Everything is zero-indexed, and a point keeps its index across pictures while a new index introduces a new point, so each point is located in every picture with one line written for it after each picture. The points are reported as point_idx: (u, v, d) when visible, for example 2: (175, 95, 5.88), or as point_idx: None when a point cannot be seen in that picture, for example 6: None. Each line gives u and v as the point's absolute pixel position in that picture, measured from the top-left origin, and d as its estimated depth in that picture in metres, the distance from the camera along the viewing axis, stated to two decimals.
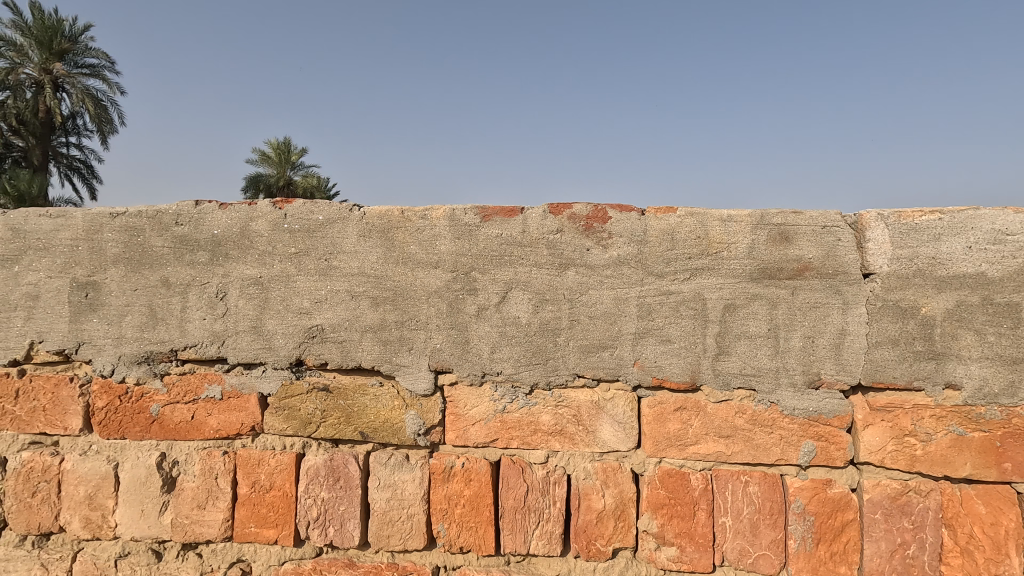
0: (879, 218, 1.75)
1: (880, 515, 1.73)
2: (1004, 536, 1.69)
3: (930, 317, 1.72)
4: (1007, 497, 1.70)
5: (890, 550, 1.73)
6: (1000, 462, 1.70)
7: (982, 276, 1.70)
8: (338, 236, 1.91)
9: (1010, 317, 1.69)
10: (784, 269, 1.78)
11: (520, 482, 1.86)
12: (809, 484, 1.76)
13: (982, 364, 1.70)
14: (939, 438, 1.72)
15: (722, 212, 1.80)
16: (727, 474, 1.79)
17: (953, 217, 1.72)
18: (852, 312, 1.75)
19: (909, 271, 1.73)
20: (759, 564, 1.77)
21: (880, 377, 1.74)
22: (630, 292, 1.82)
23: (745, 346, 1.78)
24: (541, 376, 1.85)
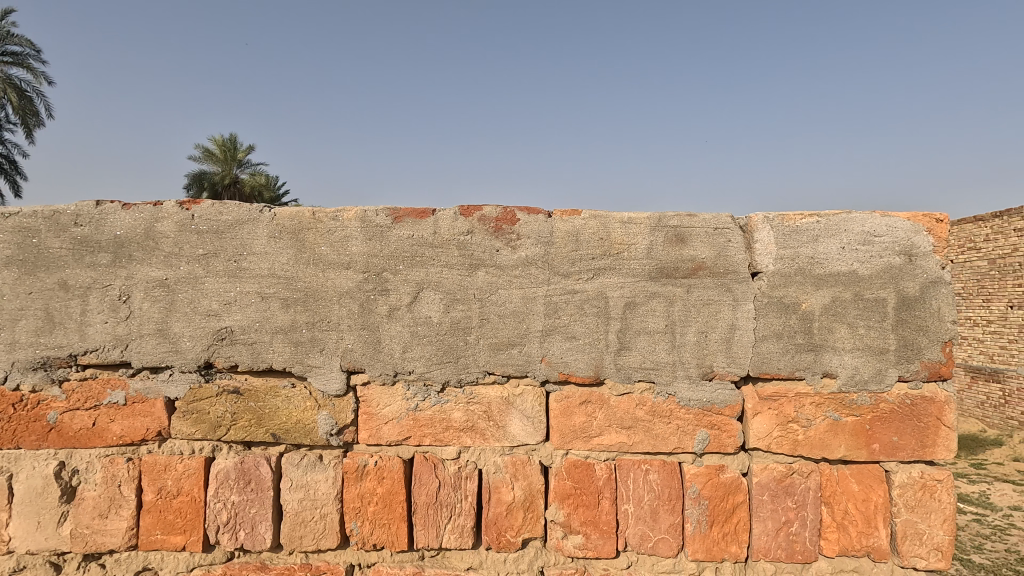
0: (765, 220, 1.89)
1: (767, 497, 1.87)
2: (873, 511, 1.86)
3: (809, 311, 1.86)
4: (877, 475, 1.87)
5: (775, 528, 1.87)
6: (870, 443, 1.86)
7: (854, 274, 1.86)
8: (248, 237, 1.90)
9: (877, 311, 1.86)
10: (679, 268, 1.89)
11: (432, 478, 1.90)
12: (704, 470, 1.88)
13: (854, 354, 1.85)
14: (817, 423, 1.87)
15: (623, 215, 1.91)
16: (629, 464, 1.88)
17: (828, 219, 1.87)
18: (741, 308, 1.88)
19: (791, 269, 1.87)
20: (658, 548, 1.87)
21: (766, 368, 1.87)
22: (537, 291, 1.90)
23: (645, 341, 1.89)
24: (452, 374, 1.89)
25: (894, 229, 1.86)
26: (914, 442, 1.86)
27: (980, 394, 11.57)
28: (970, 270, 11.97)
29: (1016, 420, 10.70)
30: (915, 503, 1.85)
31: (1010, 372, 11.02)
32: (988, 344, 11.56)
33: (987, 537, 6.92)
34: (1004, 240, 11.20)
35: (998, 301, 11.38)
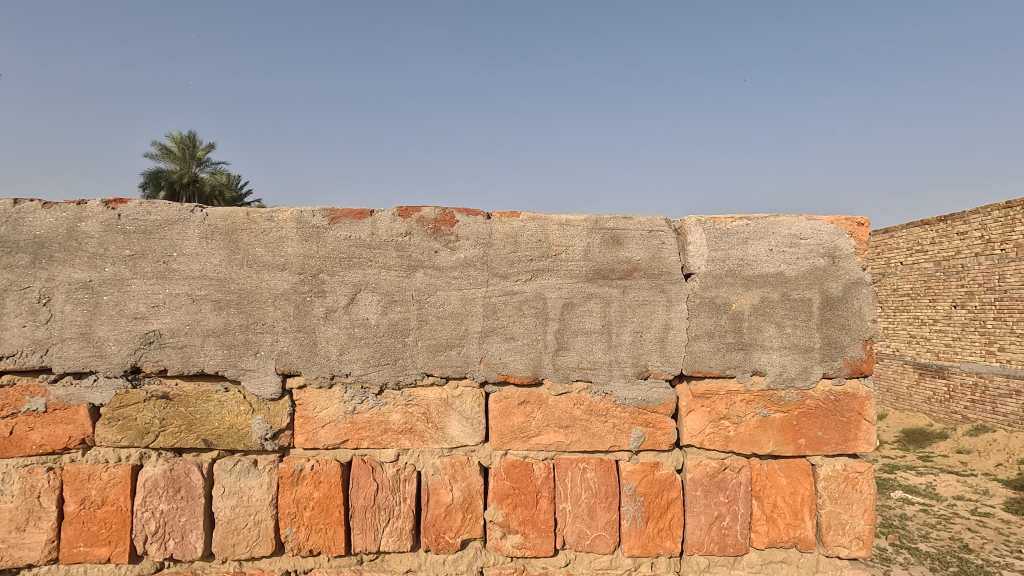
0: (698, 223, 1.95)
1: (700, 492, 1.92)
2: (801, 503, 1.93)
3: (739, 311, 1.93)
4: (804, 469, 1.94)
5: (708, 522, 1.92)
6: (797, 438, 1.93)
7: (781, 275, 1.93)
8: (178, 238, 1.85)
9: (803, 311, 1.93)
10: (615, 270, 1.93)
11: (370, 481, 1.88)
12: (639, 467, 1.92)
13: (782, 353, 1.92)
14: (747, 420, 1.93)
15: (561, 218, 1.93)
16: (567, 463, 1.91)
17: (757, 222, 1.94)
18: (675, 308, 1.93)
19: (722, 271, 1.93)
20: (595, 545, 1.90)
21: (698, 367, 1.92)
22: (476, 292, 1.90)
23: (582, 341, 1.92)
24: (390, 376, 1.88)
25: (818, 232, 1.94)
26: (837, 436, 1.93)
27: (929, 390, 12.14)
28: (919, 271, 12.54)
29: (960, 414, 11.31)
30: (838, 495, 1.93)
31: (953, 368, 11.58)
32: (933, 342, 12.12)
33: (931, 526, 7.26)
34: (946, 243, 11.78)
35: (941, 300, 11.95)
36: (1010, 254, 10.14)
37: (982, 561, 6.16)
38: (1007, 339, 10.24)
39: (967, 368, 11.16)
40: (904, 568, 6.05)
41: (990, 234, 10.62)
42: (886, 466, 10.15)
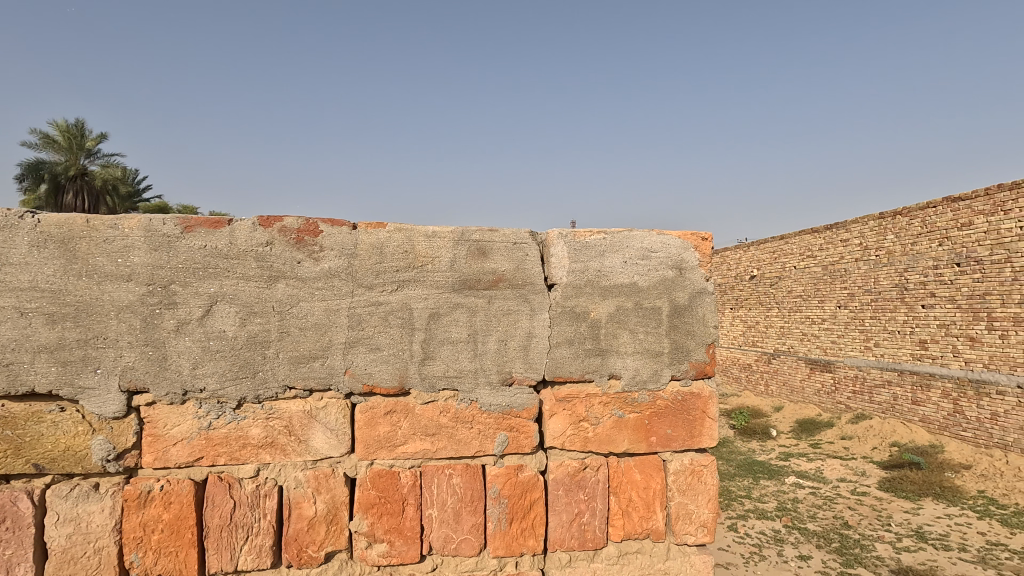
0: (560, 236, 2.07)
1: (561, 491, 2.04)
2: (653, 497, 2.09)
3: (597, 319, 2.06)
4: (656, 464, 2.10)
5: (568, 519, 2.04)
6: (649, 436, 2.08)
7: (634, 285, 2.09)
8: (4, 246, 1.70)
9: (654, 318, 2.10)
10: (481, 280, 1.99)
11: (226, 499, 1.82)
12: (503, 471, 1.99)
13: (635, 357, 2.08)
14: (604, 421, 2.06)
15: (427, 229, 1.97)
16: (433, 469, 1.95)
17: (613, 236, 2.09)
18: (538, 317, 2.02)
19: (581, 281, 2.06)
20: (461, 548, 1.95)
21: (559, 372, 2.03)
22: (340, 303, 1.90)
23: (448, 351, 1.96)
24: (248, 390, 1.83)
25: (666, 245, 2.11)
26: (684, 433, 2.11)
27: (819, 382, 13.34)
28: (810, 274, 13.76)
29: (843, 404, 12.48)
30: (685, 487, 2.11)
31: (837, 362, 12.77)
32: (821, 339, 13.33)
33: (817, 507, 8.00)
34: (831, 249, 13.01)
35: (827, 301, 13.17)
36: (882, 259, 11.37)
37: (859, 536, 6.85)
38: (881, 336, 11.41)
39: (849, 362, 12.35)
40: (795, 548, 6.61)
41: (867, 241, 11.84)
42: (782, 454, 11.06)
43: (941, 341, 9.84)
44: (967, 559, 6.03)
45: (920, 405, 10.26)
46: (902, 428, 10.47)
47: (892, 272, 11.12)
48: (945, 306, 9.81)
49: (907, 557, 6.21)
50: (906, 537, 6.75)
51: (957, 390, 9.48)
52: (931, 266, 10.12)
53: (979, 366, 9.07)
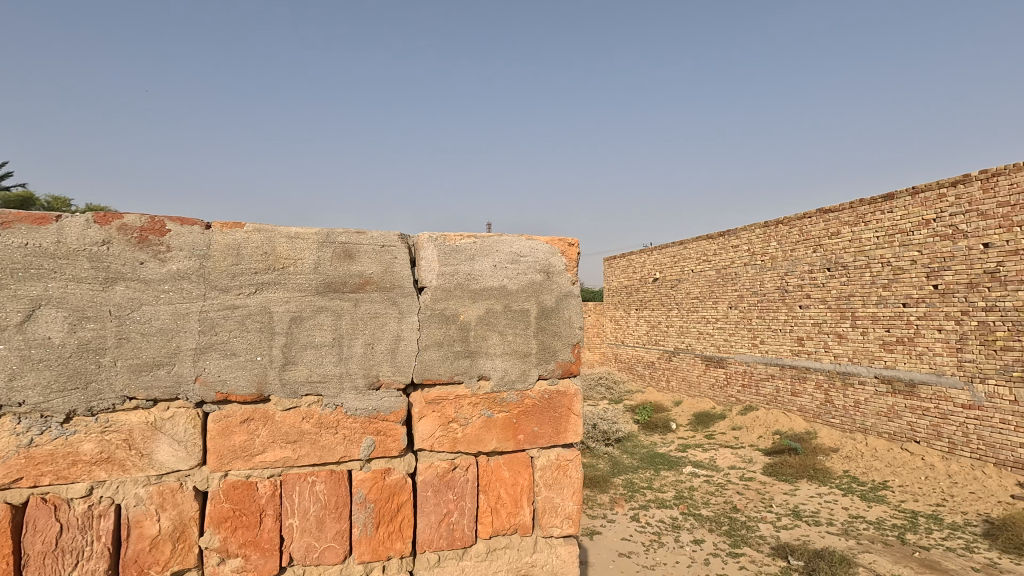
0: (430, 240, 2.10)
1: (430, 492, 2.05)
2: (520, 493, 2.17)
3: (466, 322, 2.10)
4: (524, 461, 2.18)
5: (437, 520, 2.06)
6: (517, 434, 2.16)
7: (504, 288, 2.15)
8: None
9: (522, 320, 2.17)
10: (347, 283, 1.97)
11: (51, 522, 1.65)
12: (370, 475, 1.98)
13: (504, 358, 2.14)
14: (473, 421, 2.11)
15: (290, 230, 1.92)
16: (294, 477, 1.89)
17: (482, 240, 2.14)
18: (406, 320, 2.03)
19: (451, 284, 2.09)
20: (324, 557, 1.91)
21: (428, 375, 2.05)
22: (190, 307, 1.80)
23: (311, 355, 1.91)
24: (79, 402, 1.67)
25: (534, 250, 2.20)
26: (551, 430, 2.20)
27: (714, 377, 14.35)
28: (706, 277, 14.80)
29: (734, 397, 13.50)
30: (551, 481, 2.21)
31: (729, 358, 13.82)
32: (715, 337, 14.36)
33: (711, 494, 8.60)
34: (723, 254, 14.06)
35: (719, 302, 14.22)
36: (767, 264, 12.46)
37: (745, 518, 7.45)
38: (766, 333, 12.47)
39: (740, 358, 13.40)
40: (690, 532, 7.07)
41: (754, 247, 12.93)
42: (679, 446, 11.80)
43: (815, 338, 10.92)
44: (833, 532, 6.75)
45: (799, 396, 11.31)
46: (782, 418, 11.50)
47: (775, 276, 12.23)
48: (816, 306, 10.92)
49: (783, 534, 6.85)
50: (786, 517, 7.43)
51: (829, 381, 10.54)
52: (806, 271, 11.23)
53: (846, 360, 10.12)
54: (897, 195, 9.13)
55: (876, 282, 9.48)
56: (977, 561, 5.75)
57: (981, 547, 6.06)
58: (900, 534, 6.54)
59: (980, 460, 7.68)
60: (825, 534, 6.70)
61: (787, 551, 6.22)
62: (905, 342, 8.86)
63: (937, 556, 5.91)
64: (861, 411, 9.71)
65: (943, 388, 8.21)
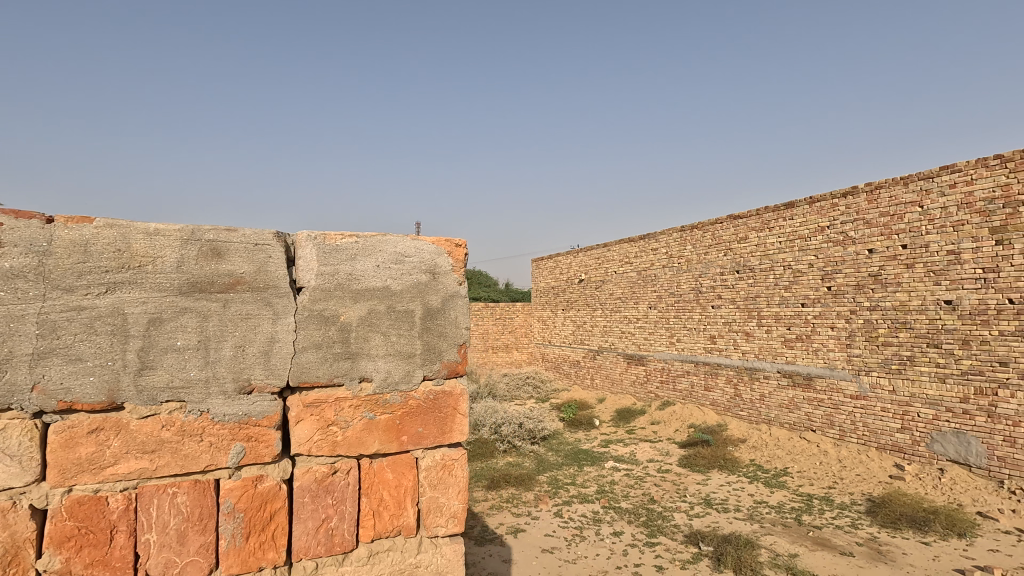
0: (308, 239, 2.05)
1: (307, 498, 2.00)
2: (404, 494, 2.16)
3: (347, 323, 2.07)
4: (408, 462, 2.17)
5: (315, 526, 2.01)
6: (400, 436, 2.14)
7: (387, 289, 2.14)
8: None
9: (406, 321, 2.16)
10: (215, 282, 1.87)
11: None
12: (239, 483, 1.89)
13: (387, 359, 2.12)
14: (354, 423, 2.07)
15: (148, 226, 1.79)
16: (152, 490, 1.77)
17: (365, 240, 2.12)
18: (281, 321, 1.96)
19: (331, 284, 2.05)
20: (185, 572, 1.81)
21: (306, 377, 1.99)
22: (26, 309, 1.64)
23: (172, 359, 1.80)
24: None
25: (420, 250, 2.20)
26: (436, 429, 2.21)
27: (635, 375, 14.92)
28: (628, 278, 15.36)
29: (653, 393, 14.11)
30: (436, 481, 2.22)
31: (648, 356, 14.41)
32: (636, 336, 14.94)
33: (630, 487, 8.93)
34: (644, 257, 14.66)
35: (639, 302, 14.81)
36: (683, 266, 13.13)
37: (661, 508, 7.80)
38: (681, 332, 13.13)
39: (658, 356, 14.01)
40: (610, 525, 7.31)
41: (671, 250, 13.58)
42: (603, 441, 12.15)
43: (726, 336, 11.62)
44: (740, 517, 7.21)
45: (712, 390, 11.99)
46: (697, 412, 12.14)
47: (690, 278, 12.91)
48: (725, 306, 11.62)
49: (696, 522, 7.24)
50: (699, 504, 7.87)
51: (737, 376, 11.24)
52: (718, 273, 11.94)
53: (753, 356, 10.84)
54: (796, 204, 9.87)
55: (779, 283, 10.22)
56: (860, 536, 6.33)
57: (863, 522, 6.68)
58: (797, 516, 7.09)
59: (864, 444, 8.47)
60: (733, 520, 7.14)
61: (699, 537, 6.58)
62: (802, 338, 9.61)
63: (827, 534, 6.46)
64: (765, 403, 10.44)
65: (834, 379, 8.98)
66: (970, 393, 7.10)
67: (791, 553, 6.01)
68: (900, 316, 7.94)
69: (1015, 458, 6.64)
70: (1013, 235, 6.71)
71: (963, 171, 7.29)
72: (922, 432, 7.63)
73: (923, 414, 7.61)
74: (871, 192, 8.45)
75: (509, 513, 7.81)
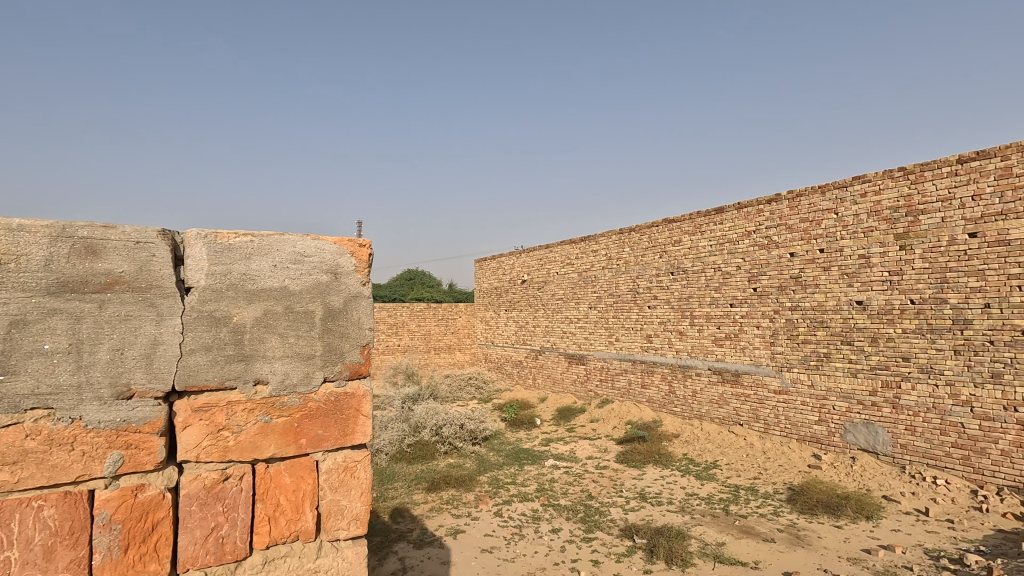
0: (198, 237, 1.98)
1: (195, 506, 1.93)
2: (302, 498, 2.12)
3: (240, 324, 2.01)
4: (307, 465, 2.13)
5: (203, 535, 1.94)
6: (298, 439, 2.10)
7: (285, 289, 2.09)
8: None
9: (306, 322, 2.13)
10: (89, 282, 1.78)
11: None
12: (117, 493, 1.80)
13: (284, 361, 2.08)
14: (248, 427, 2.01)
15: (11, 222, 1.68)
16: (14, 503, 1.66)
17: (261, 239, 2.06)
18: (166, 323, 1.88)
19: (222, 284, 1.98)
20: None
21: (193, 381, 1.92)
22: None
23: (39, 364, 1.69)
24: None
25: (321, 250, 2.16)
26: (337, 432, 2.18)
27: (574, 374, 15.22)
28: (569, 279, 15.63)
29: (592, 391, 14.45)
30: (337, 484, 2.19)
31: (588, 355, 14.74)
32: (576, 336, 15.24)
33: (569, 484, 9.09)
34: (584, 258, 14.97)
35: (579, 303, 15.12)
36: (621, 268, 13.51)
37: (599, 504, 8.00)
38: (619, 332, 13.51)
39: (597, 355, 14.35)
40: (549, 522, 7.40)
41: (609, 252, 13.93)
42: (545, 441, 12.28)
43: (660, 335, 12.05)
44: (673, 510, 7.50)
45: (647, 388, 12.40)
46: (634, 409, 12.53)
47: (627, 279, 13.30)
48: (660, 306, 12.06)
49: (632, 515, 7.47)
50: (634, 499, 8.12)
51: (671, 374, 11.69)
52: (654, 274, 12.38)
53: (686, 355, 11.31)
54: (726, 209, 10.35)
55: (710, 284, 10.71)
56: (782, 522, 6.74)
57: (785, 509, 7.11)
58: (725, 506, 7.46)
59: (786, 437, 9.00)
60: (666, 513, 7.42)
61: (634, 531, 6.77)
62: (730, 337, 10.12)
63: (751, 522, 6.82)
64: (697, 399, 10.92)
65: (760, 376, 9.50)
66: (878, 386, 7.69)
67: (719, 542, 6.32)
68: (818, 316, 8.51)
69: (915, 446, 7.25)
70: (914, 242, 7.31)
71: (874, 182, 7.82)
72: (836, 423, 8.21)
73: (837, 407, 8.19)
74: (793, 199, 8.98)
75: (449, 514, 7.79)
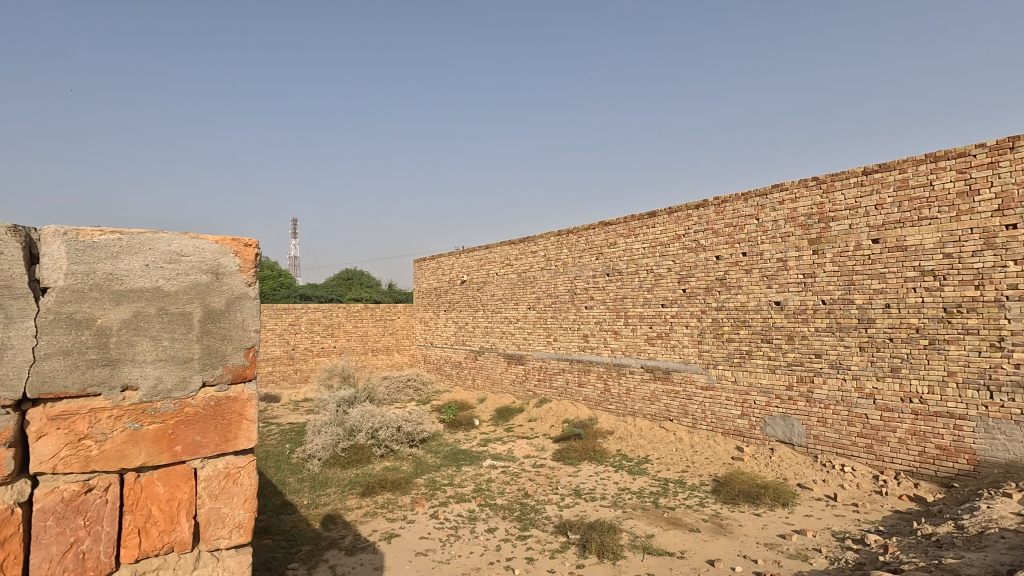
0: (56, 234, 1.86)
1: (51, 521, 1.81)
2: (178, 508, 2.04)
3: (105, 326, 1.91)
4: (184, 473, 2.04)
5: (61, 551, 1.83)
6: (172, 446, 2.01)
7: (158, 290, 2.00)
8: None
9: (182, 324, 2.04)
10: None
11: None
12: None
13: (156, 365, 1.99)
14: (114, 436, 1.90)
15: None
16: None
17: (131, 237, 1.97)
18: (15, 326, 1.77)
19: (84, 285, 1.88)
20: None
21: (48, 389, 1.80)
22: None
23: None
24: None
25: (199, 250, 2.08)
26: (217, 437, 2.10)
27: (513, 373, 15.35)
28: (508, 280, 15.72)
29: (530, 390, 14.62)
30: (218, 491, 2.10)
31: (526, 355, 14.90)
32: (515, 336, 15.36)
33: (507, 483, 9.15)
34: (523, 259, 15.10)
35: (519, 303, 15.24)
36: (559, 269, 13.73)
37: (535, 501, 8.11)
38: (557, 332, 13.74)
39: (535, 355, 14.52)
40: (484, 522, 7.42)
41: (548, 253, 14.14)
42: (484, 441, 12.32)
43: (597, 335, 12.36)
44: (606, 505, 7.71)
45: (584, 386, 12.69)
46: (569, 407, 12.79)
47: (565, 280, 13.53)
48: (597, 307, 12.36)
49: (567, 512, 7.62)
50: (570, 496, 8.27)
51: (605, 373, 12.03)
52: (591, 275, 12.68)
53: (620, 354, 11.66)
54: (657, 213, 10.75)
55: (643, 285, 11.09)
56: (706, 513, 7.08)
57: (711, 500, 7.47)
58: (655, 499, 7.75)
59: (711, 431, 9.48)
60: (599, 508, 7.62)
61: (568, 527, 6.91)
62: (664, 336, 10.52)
63: (678, 514, 7.13)
64: (631, 397, 11.29)
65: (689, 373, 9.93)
66: (794, 381, 8.22)
67: (649, 534, 6.55)
68: (742, 316, 9.00)
69: (827, 436, 7.81)
70: (825, 247, 7.86)
71: (790, 190, 8.33)
72: (758, 416, 8.71)
73: (758, 402, 8.71)
74: (718, 205, 9.43)
75: (383, 518, 7.64)
